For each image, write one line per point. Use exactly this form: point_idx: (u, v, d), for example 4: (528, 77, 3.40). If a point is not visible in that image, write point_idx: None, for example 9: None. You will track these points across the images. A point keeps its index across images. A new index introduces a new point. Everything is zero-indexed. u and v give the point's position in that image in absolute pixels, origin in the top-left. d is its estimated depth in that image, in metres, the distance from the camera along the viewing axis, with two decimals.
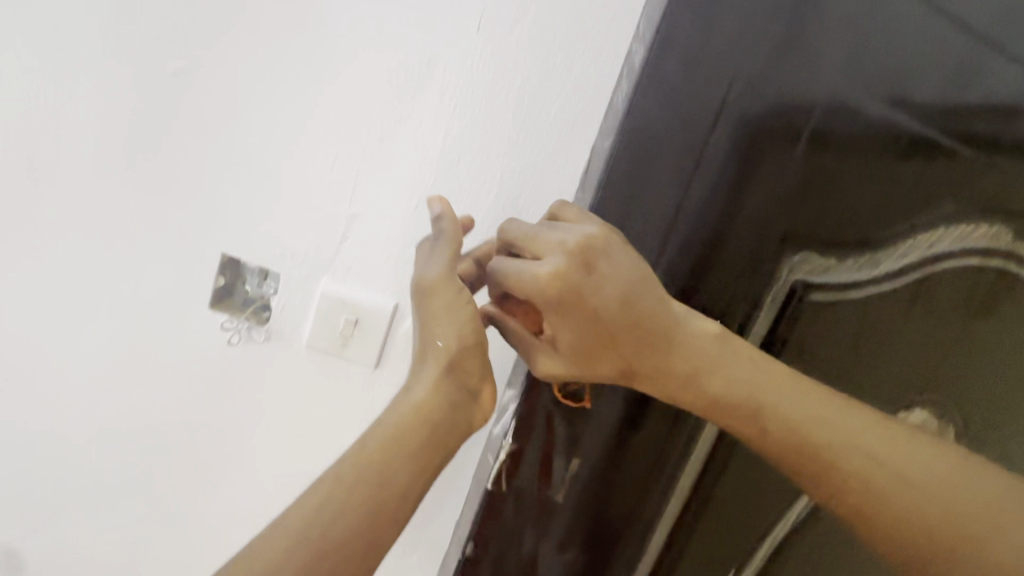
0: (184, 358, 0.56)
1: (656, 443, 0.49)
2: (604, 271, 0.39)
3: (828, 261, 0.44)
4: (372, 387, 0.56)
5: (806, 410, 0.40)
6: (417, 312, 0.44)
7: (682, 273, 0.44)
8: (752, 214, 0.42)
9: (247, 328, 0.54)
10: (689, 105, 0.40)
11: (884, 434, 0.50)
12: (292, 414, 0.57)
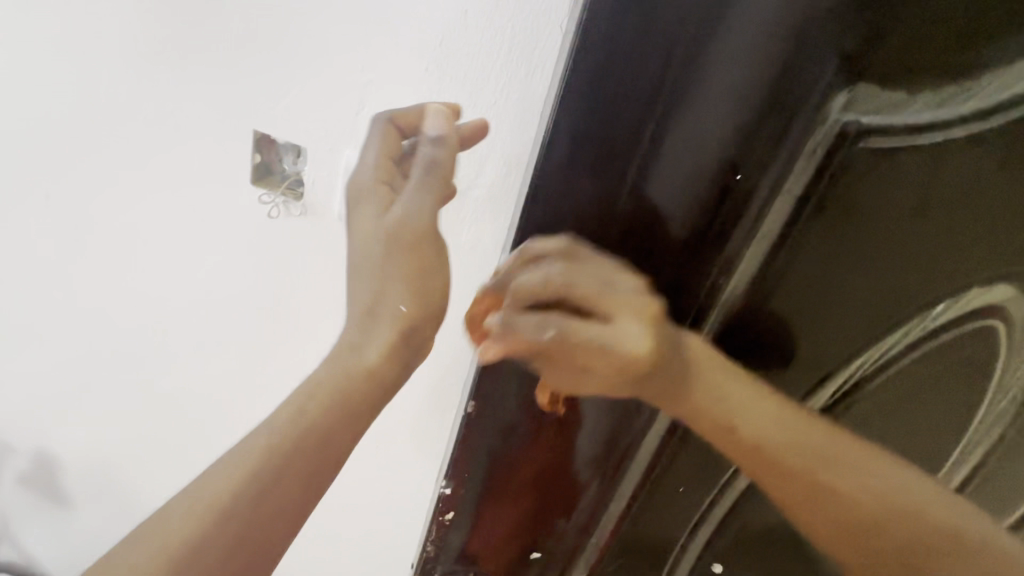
0: (240, 233, 0.62)
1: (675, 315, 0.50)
2: (620, 286, 0.47)
3: (879, 99, 0.41)
4: None
5: (773, 421, 0.51)
6: (393, 266, 0.49)
7: (692, 150, 0.42)
8: (759, 76, 0.40)
9: (285, 202, 0.58)
10: (619, 127, 0.41)
11: (930, 314, 0.52)
12: (339, 279, 0.63)
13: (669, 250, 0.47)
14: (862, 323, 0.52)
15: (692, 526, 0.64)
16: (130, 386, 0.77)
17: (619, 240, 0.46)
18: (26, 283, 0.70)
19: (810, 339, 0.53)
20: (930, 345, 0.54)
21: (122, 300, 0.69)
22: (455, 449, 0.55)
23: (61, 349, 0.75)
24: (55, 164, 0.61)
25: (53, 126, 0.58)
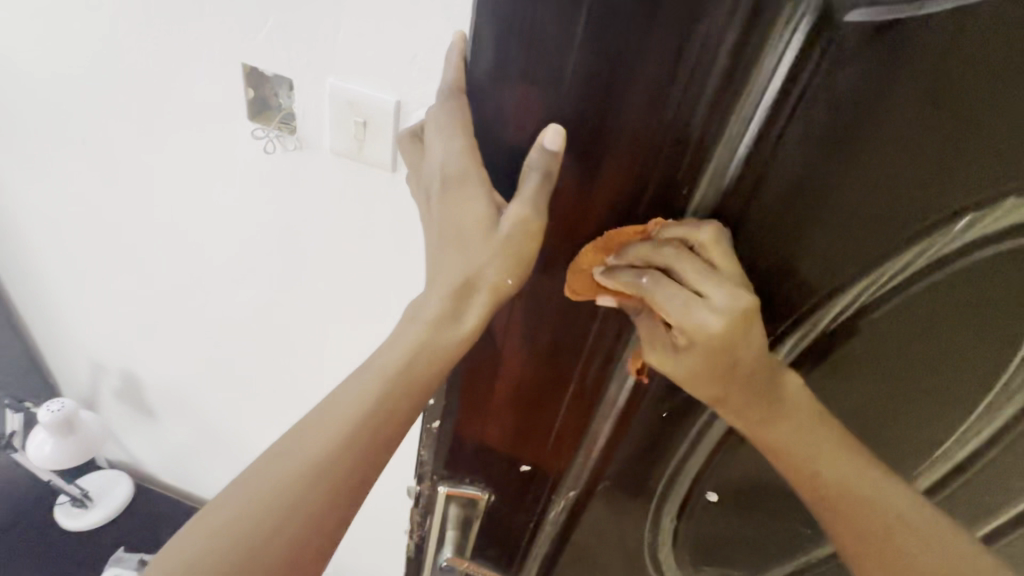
0: (246, 175, 0.63)
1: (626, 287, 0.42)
2: (718, 262, 0.38)
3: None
4: (397, 190, 0.57)
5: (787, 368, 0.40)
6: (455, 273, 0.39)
7: (642, 69, 0.33)
8: None
9: (279, 136, 0.58)
10: (544, 21, 0.32)
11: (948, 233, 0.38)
12: (339, 220, 0.62)
13: (613, 222, 0.40)
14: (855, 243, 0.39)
15: (654, 503, 0.57)
16: (179, 318, 0.85)
17: (577, 203, 0.39)
18: (86, 224, 0.78)
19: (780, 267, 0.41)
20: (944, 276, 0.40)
21: (160, 242, 0.75)
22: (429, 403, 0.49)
23: (121, 282, 0.84)
24: (87, 113, 0.65)
25: (78, 76, 0.62)
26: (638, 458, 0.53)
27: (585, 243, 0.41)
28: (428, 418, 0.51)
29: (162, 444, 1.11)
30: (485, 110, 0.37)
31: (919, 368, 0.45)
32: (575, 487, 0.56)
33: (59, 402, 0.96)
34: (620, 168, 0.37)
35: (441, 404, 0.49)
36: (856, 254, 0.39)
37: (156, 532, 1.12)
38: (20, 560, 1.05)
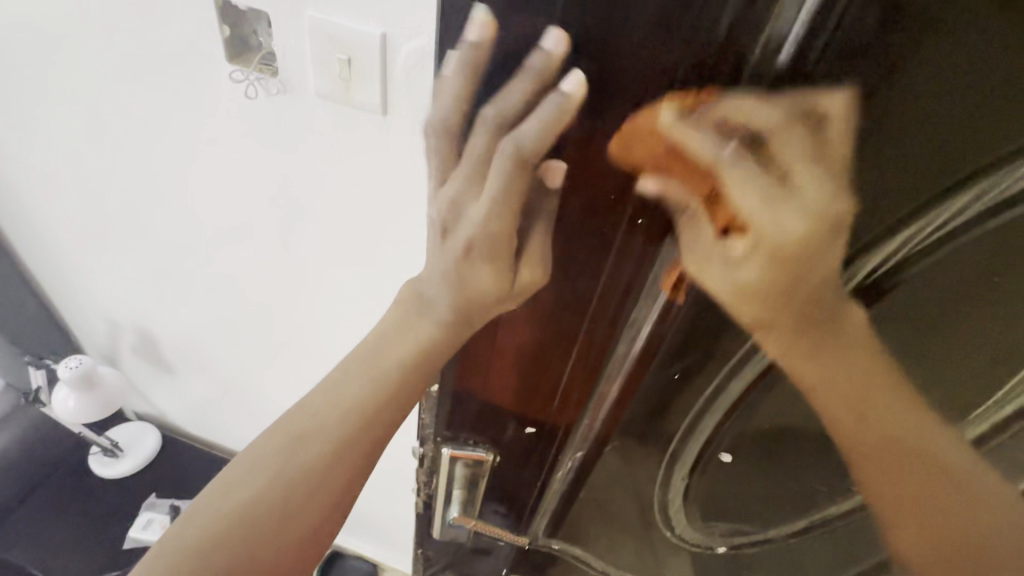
0: (229, 125, 0.59)
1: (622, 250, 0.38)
2: None
3: None
4: (387, 139, 0.52)
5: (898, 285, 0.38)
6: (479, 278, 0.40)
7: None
8: None
9: (259, 80, 0.53)
10: None
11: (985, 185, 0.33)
12: (330, 174, 0.58)
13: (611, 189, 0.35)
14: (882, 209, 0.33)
15: (662, 467, 0.56)
16: (185, 276, 0.84)
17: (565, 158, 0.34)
18: (83, 180, 0.76)
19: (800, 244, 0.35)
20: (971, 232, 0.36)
21: (155, 199, 0.73)
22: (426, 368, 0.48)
23: (124, 240, 0.83)
24: (63, 60, 0.62)
25: (49, 18, 0.58)
26: (641, 427, 0.51)
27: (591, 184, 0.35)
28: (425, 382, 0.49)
29: (184, 398, 1.14)
30: (474, 44, 0.31)
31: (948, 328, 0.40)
32: (583, 445, 0.54)
33: (77, 359, 0.98)
34: (632, 87, 0.30)
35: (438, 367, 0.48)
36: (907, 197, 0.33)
37: (185, 480, 1.17)
38: (62, 504, 1.12)
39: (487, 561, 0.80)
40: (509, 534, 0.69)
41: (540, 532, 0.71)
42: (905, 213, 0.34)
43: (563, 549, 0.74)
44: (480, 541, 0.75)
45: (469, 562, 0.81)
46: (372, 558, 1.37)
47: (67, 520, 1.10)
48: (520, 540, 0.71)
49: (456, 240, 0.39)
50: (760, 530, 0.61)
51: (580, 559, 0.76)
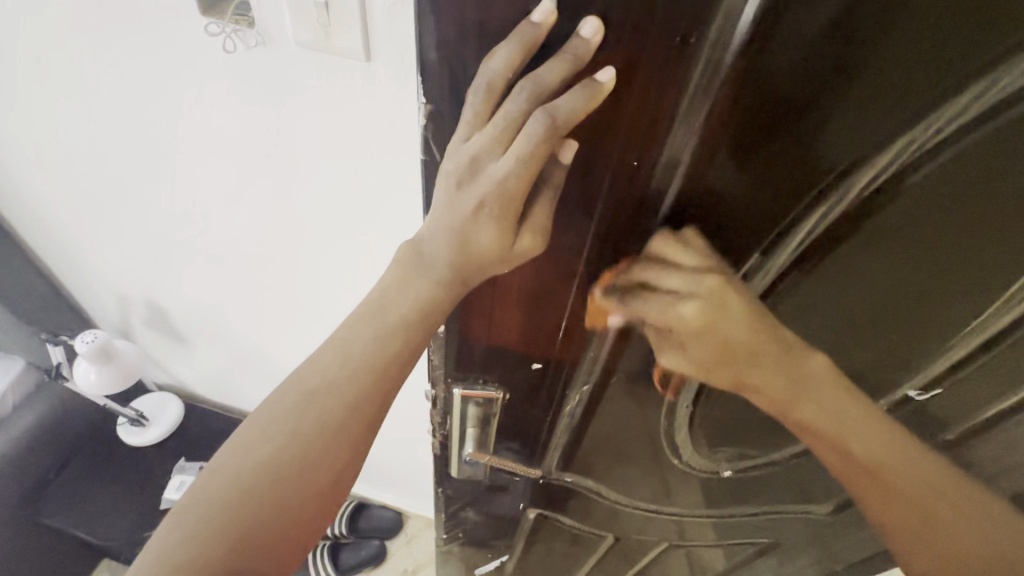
0: (213, 83, 0.57)
1: (615, 185, 0.38)
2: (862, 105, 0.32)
3: None
4: (374, 85, 0.51)
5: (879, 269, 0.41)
6: (480, 234, 0.37)
7: None
8: None
9: (237, 31, 0.51)
10: None
11: (970, 97, 0.31)
12: (320, 128, 0.57)
13: (608, 124, 0.34)
14: (854, 131, 0.33)
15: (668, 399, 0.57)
16: (187, 245, 0.84)
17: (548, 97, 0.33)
18: (71, 151, 0.75)
19: (770, 174, 0.35)
20: (963, 151, 0.34)
21: (147, 165, 0.72)
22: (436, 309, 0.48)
23: (123, 212, 0.83)
24: (30, 20, 0.59)
25: None
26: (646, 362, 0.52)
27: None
28: None
29: (200, 366, 1.17)
30: None
31: (947, 246, 0.39)
32: (590, 378, 0.55)
33: (92, 333, 1.00)
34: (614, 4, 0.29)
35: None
36: (897, 105, 0.31)
37: (211, 443, 1.22)
38: (98, 472, 1.18)
39: (504, 497, 0.84)
40: (523, 470, 0.73)
41: (553, 468, 0.74)
42: (898, 122, 0.32)
43: (576, 483, 0.77)
44: (497, 480, 0.78)
45: (487, 500, 0.85)
46: (395, 505, 1.44)
47: (104, 486, 1.16)
48: (533, 476, 0.75)
49: (469, 198, 0.36)
50: (766, 451, 0.64)
51: (592, 491, 0.79)
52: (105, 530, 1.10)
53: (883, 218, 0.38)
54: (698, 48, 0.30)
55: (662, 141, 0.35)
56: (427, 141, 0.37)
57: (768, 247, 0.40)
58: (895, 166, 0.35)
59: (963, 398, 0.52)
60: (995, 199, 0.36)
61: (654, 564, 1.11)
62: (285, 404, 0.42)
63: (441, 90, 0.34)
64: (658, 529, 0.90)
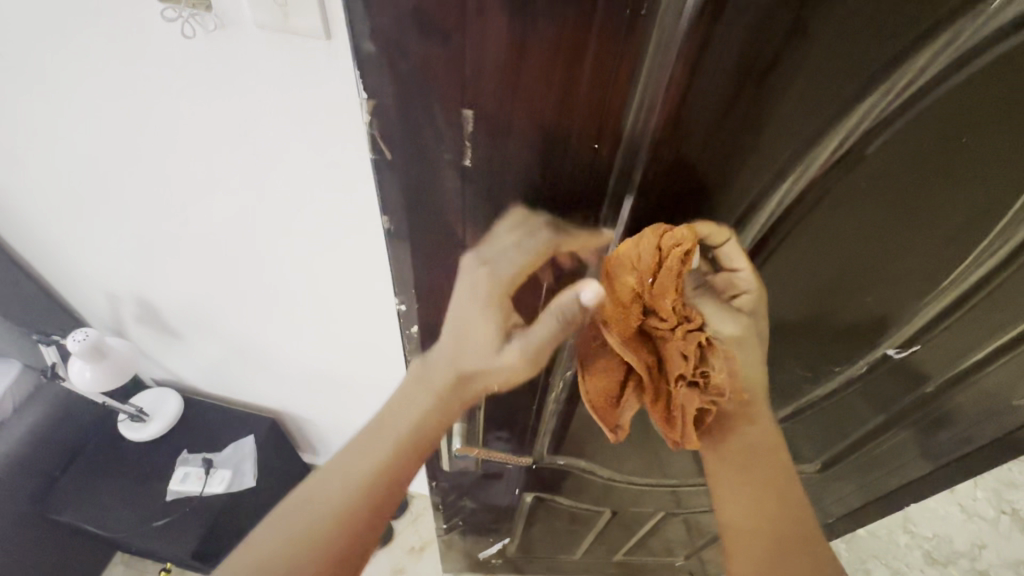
0: (175, 71, 0.56)
1: (575, 176, 0.37)
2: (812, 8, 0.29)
3: None
4: (337, 67, 0.50)
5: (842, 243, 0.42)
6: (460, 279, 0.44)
7: None
8: None
9: (193, 16, 0.49)
10: None
11: (925, 60, 0.31)
12: (289, 113, 0.56)
13: (561, 117, 0.33)
14: (815, 104, 0.33)
15: None
16: (169, 240, 0.83)
17: (498, 90, 0.32)
18: (40, 149, 0.73)
19: (737, 153, 0.35)
20: (923, 113, 0.34)
21: (119, 158, 0.71)
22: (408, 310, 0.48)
23: (102, 210, 0.82)
24: None
25: None
26: None
27: (528, 96, 0.32)
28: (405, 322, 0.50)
29: (195, 361, 1.17)
30: None
31: (917, 205, 0.39)
32: (570, 364, 0.56)
33: (83, 332, 1.01)
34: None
35: (413, 308, 0.49)
36: (852, 73, 0.31)
37: (214, 435, 1.24)
38: (101, 468, 1.19)
39: (500, 483, 0.86)
40: (513, 455, 0.74)
41: (545, 452, 0.75)
42: (856, 85, 0.32)
43: (569, 464, 0.79)
44: (491, 466, 0.79)
45: (483, 485, 0.87)
46: None
47: (108, 482, 1.17)
48: (525, 461, 0.76)
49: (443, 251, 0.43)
50: None
51: (585, 470, 0.81)
52: (114, 522, 1.12)
53: (851, 183, 0.38)
54: (650, 22, 0.29)
55: (620, 122, 0.34)
56: (375, 141, 0.36)
57: (739, 221, 0.40)
58: (859, 131, 0.34)
59: (939, 354, 0.53)
60: (958, 156, 0.36)
61: (654, 532, 1.13)
62: (323, 473, 0.46)
63: (383, 84, 0.33)
64: (653, 501, 0.92)
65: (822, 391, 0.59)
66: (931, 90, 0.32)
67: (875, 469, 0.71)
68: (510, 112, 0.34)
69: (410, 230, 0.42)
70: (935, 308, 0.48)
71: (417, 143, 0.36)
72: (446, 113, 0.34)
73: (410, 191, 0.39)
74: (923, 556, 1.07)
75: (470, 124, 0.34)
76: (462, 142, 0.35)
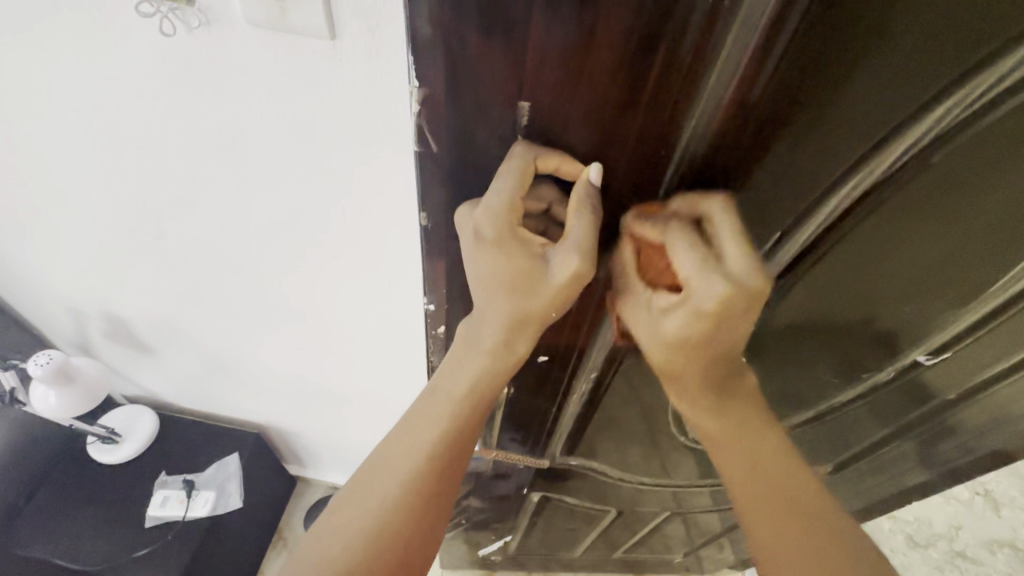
0: (151, 71, 0.50)
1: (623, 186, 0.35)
2: (880, 43, 0.27)
3: None
4: (342, 69, 0.45)
5: (899, 240, 0.40)
6: (497, 291, 0.38)
7: None
8: None
9: (173, 12, 0.44)
10: None
11: (986, 82, 0.30)
12: (281, 117, 0.51)
13: (621, 120, 0.31)
14: (866, 124, 0.31)
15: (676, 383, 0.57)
16: (143, 253, 0.77)
17: (557, 95, 0.30)
18: None
19: (788, 172, 0.34)
20: (972, 132, 0.33)
21: (83, 164, 0.64)
22: (437, 313, 0.46)
23: (66, 223, 0.75)
24: None
25: None
26: None
27: (593, 90, 0.29)
28: (431, 327, 0.48)
29: (172, 377, 1.10)
30: None
31: (971, 212, 0.38)
32: (596, 368, 0.54)
33: (47, 353, 0.93)
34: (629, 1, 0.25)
35: (443, 306, 0.45)
36: (913, 93, 0.30)
37: (194, 454, 1.17)
38: (71, 494, 1.11)
39: (507, 483, 0.83)
40: (528, 457, 0.71)
41: (557, 453, 0.73)
42: (932, 91, 0.30)
43: (581, 465, 0.77)
44: (500, 467, 0.77)
45: (491, 486, 0.85)
46: None
47: (79, 508, 1.10)
48: (538, 462, 0.73)
49: (485, 269, 0.37)
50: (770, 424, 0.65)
51: (596, 471, 0.79)
52: (88, 552, 1.05)
53: (913, 187, 0.36)
54: (731, 18, 0.26)
55: (681, 125, 0.31)
56: (417, 135, 0.32)
57: (790, 227, 0.38)
58: (926, 137, 0.33)
59: (964, 365, 0.52)
60: (1019, 167, 0.35)
61: (655, 530, 1.13)
62: (364, 479, 0.43)
63: (438, 75, 0.29)
64: (659, 500, 0.91)
65: (845, 396, 0.59)
66: (994, 107, 0.31)
67: (885, 473, 0.72)
68: (569, 116, 0.31)
69: (450, 230, 0.39)
70: (972, 318, 0.47)
71: (466, 139, 0.32)
72: (500, 110, 0.31)
73: (451, 188, 0.36)
74: (906, 540, 1.09)
75: (524, 118, 0.31)
76: (514, 137, 0.32)
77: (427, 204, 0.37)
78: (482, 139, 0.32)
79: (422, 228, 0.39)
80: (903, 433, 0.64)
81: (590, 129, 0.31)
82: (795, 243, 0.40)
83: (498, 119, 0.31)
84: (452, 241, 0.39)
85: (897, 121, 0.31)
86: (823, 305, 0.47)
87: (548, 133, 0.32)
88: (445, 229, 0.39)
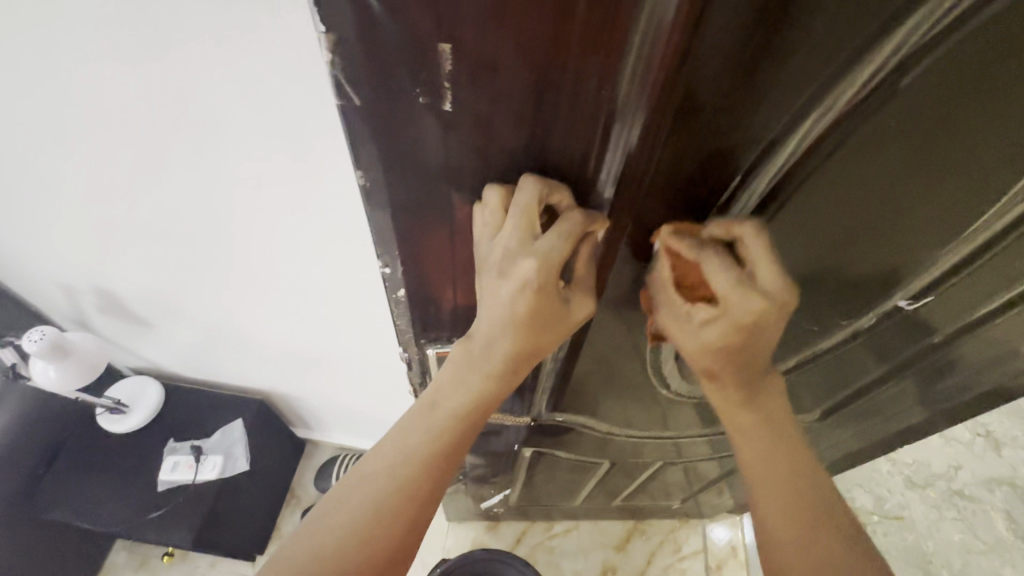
0: (83, 31, 0.47)
1: (568, 131, 0.33)
2: None
3: None
4: (281, 13, 0.43)
5: (873, 180, 0.38)
6: (520, 330, 0.41)
7: None
8: None
9: None
10: None
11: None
12: (227, 74, 0.49)
13: (552, 57, 0.28)
14: (824, 49, 0.29)
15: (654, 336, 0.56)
16: (118, 224, 0.76)
17: (480, 31, 0.27)
18: None
19: (746, 109, 0.32)
20: (940, 56, 0.30)
21: (38, 136, 0.62)
22: (397, 274, 0.45)
23: (35, 198, 0.74)
24: None
25: None
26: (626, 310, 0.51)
27: (516, 24, 0.27)
28: (392, 287, 0.47)
29: (171, 347, 1.12)
30: None
31: (945, 143, 0.36)
32: None
33: (39, 330, 0.94)
34: None
35: (400, 269, 0.45)
36: (873, 9, 0.27)
37: (199, 421, 1.20)
38: (85, 463, 1.15)
39: (498, 440, 0.85)
40: (513, 415, 0.72)
41: (543, 410, 0.73)
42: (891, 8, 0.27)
43: (568, 422, 0.78)
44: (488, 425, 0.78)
45: (483, 444, 0.86)
46: None
47: (93, 476, 1.14)
48: (523, 420, 0.74)
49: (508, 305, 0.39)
50: None
51: (585, 427, 0.80)
52: (104, 516, 1.10)
53: (881, 118, 0.34)
54: None
55: (619, 63, 0.29)
56: (338, 82, 0.30)
57: (754, 163, 0.36)
58: (893, 60, 0.30)
59: (950, 304, 0.51)
60: (996, 86, 0.32)
61: (653, 479, 1.15)
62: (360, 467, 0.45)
63: (346, 16, 0.27)
64: (653, 452, 0.92)
65: (828, 343, 0.58)
66: (965, 25, 0.28)
67: (877, 412, 0.72)
68: (495, 56, 0.28)
69: (392, 187, 0.37)
70: (955, 258, 0.45)
71: (390, 87, 0.30)
72: (422, 52, 0.29)
73: (385, 141, 0.34)
74: (904, 480, 1.22)
75: (448, 61, 0.29)
76: (440, 83, 0.30)
77: (362, 160, 0.35)
78: (408, 86, 0.30)
79: (360, 186, 0.37)
80: (893, 374, 0.63)
81: (522, 69, 0.29)
82: (765, 179, 0.38)
83: (421, 62, 0.29)
84: (397, 198, 0.38)
85: (858, 42, 0.29)
86: (799, 255, 0.45)
87: (477, 79, 0.30)
88: (386, 186, 0.37)
